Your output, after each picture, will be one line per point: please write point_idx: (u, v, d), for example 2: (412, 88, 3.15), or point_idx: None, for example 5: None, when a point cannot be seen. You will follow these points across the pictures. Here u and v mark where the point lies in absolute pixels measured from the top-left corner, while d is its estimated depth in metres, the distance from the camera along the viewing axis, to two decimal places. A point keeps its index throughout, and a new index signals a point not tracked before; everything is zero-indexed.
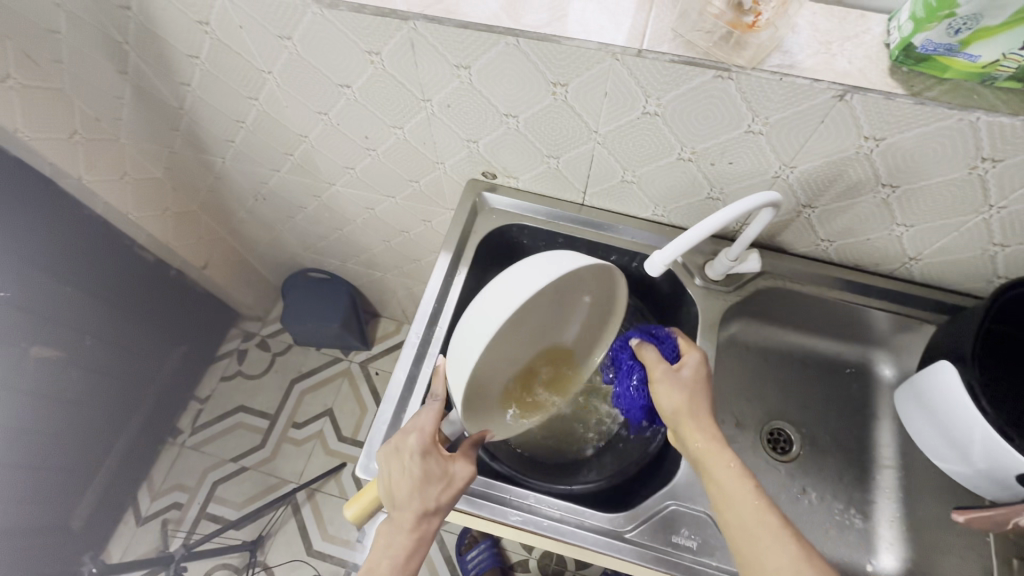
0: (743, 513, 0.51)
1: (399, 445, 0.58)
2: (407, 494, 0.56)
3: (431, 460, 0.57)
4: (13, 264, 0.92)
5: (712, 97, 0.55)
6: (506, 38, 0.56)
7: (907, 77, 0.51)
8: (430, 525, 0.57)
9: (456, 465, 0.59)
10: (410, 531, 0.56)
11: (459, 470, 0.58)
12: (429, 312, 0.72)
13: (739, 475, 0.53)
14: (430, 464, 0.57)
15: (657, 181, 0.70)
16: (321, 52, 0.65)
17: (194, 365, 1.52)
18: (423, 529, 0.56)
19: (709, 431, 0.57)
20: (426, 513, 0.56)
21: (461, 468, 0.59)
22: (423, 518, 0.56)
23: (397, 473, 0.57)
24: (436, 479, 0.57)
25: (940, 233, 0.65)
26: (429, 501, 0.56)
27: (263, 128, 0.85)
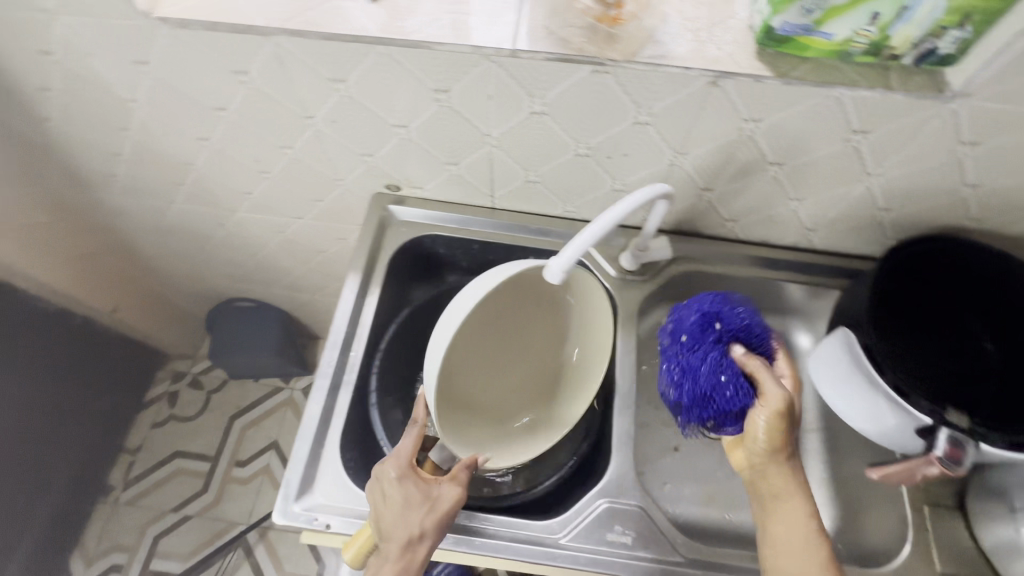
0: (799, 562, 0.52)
1: (379, 473, 0.56)
2: (390, 522, 0.53)
3: (408, 484, 0.55)
4: None
5: (593, 92, 0.55)
6: (375, 48, 0.53)
7: (773, 58, 0.52)
8: (416, 554, 0.53)
9: (439, 486, 0.56)
10: (393, 563, 0.52)
11: (444, 492, 0.55)
12: (341, 338, 0.69)
13: (803, 527, 0.53)
14: (407, 488, 0.55)
15: (560, 179, 0.69)
16: (186, 76, 0.60)
17: (119, 416, 1.41)
18: (408, 558, 0.52)
19: (785, 480, 0.55)
20: (411, 540, 0.52)
21: (444, 488, 0.56)
22: (409, 546, 0.52)
23: (378, 503, 0.55)
24: (417, 504, 0.54)
25: (832, 203, 0.67)
26: (413, 527, 0.53)
27: (145, 160, 0.78)
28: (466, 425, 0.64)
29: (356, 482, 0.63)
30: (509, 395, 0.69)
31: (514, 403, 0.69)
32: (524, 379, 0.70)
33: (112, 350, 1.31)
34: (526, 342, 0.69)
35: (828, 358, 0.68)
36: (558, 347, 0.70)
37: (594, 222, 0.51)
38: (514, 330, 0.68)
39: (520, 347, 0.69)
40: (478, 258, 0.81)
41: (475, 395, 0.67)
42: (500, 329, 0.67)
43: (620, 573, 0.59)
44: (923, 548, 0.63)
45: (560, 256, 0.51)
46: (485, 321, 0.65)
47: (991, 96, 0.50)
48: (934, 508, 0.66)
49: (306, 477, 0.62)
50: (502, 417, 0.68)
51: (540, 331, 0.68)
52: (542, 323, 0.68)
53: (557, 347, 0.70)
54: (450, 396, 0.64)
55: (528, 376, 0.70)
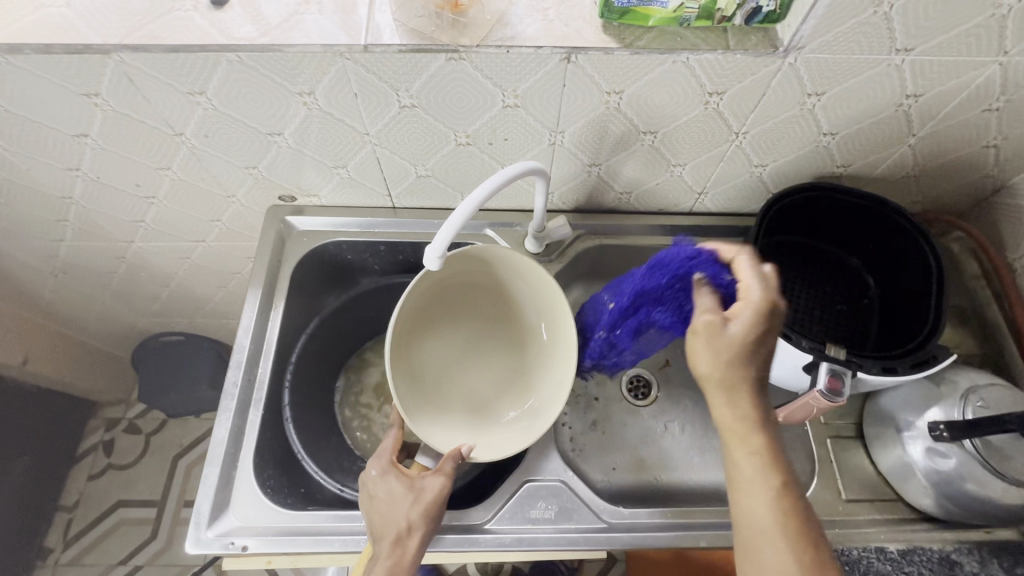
0: (753, 512, 0.47)
1: (363, 477, 0.59)
2: (380, 518, 0.56)
3: (392, 479, 0.58)
4: None
5: (456, 79, 0.55)
6: (224, 56, 0.52)
7: (618, 31, 0.53)
8: (407, 549, 0.55)
9: (423, 479, 0.58)
10: (384, 559, 0.54)
11: (427, 484, 0.58)
12: (245, 357, 0.67)
13: (761, 456, 0.48)
14: (391, 484, 0.58)
15: (451, 171, 0.70)
16: (34, 104, 0.57)
17: (50, 474, 1.33)
18: (399, 553, 0.54)
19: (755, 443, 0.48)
20: (400, 533, 0.55)
21: (428, 480, 0.58)
22: (399, 540, 0.55)
23: (368, 503, 0.58)
24: (402, 497, 0.57)
25: (711, 165, 0.70)
26: (400, 519, 0.56)
27: (17, 199, 0.74)
28: (448, 413, 0.67)
29: (275, 500, 0.62)
30: (501, 382, 0.71)
31: (502, 396, 0.70)
32: (512, 370, 0.72)
33: (31, 406, 1.23)
34: (503, 335, 0.72)
35: None
36: (532, 334, 0.71)
37: (461, 202, 0.51)
38: (490, 322, 0.72)
39: (500, 341, 0.72)
40: (388, 259, 0.81)
41: (449, 381, 0.70)
42: (475, 323, 0.72)
43: (545, 547, 0.60)
44: (829, 479, 0.67)
45: (434, 241, 0.51)
46: (458, 316, 0.71)
47: (819, 47, 0.53)
48: (836, 440, 0.70)
49: (219, 502, 0.60)
50: (491, 407, 0.69)
51: (511, 319, 0.72)
52: (509, 312, 0.71)
53: (525, 327, 0.71)
54: (428, 387, 0.68)
55: (515, 361, 0.72)
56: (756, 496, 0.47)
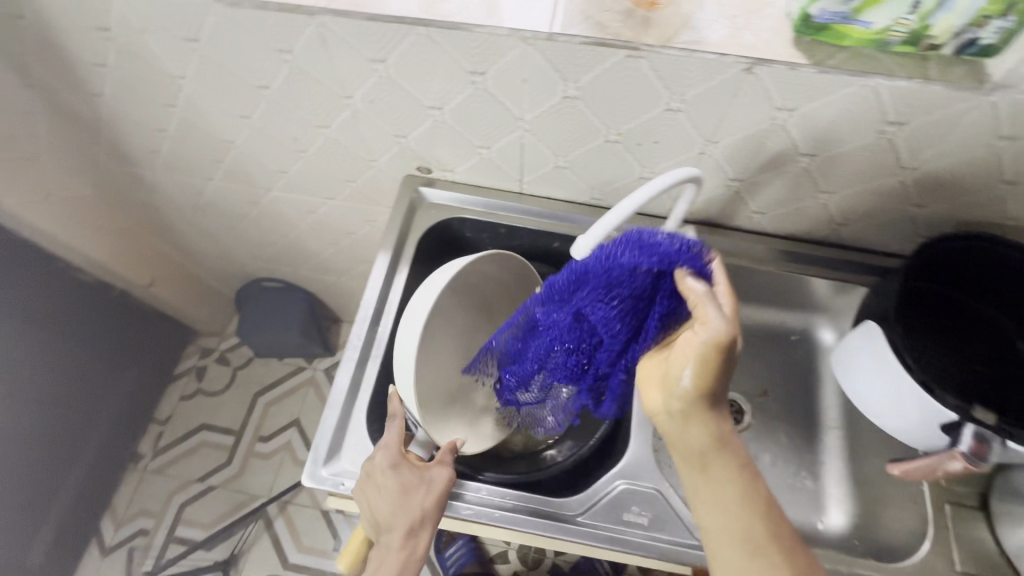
0: (752, 522, 0.47)
1: (370, 468, 0.60)
2: (394, 510, 0.58)
3: (403, 471, 0.60)
4: None
5: (628, 77, 0.56)
6: (416, 29, 0.55)
7: (809, 47, 0.52)
8: (420, 537, 0.59)
9: (430, 470, 0.61)
10: (399, 549, 0.58)
11: (435, 475, 0.60)
12: (370, 313, 0.71)
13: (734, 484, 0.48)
14: (402, 476, 0.60)
15: (589, 165, 0.70)
16: (232, 54, 0.63)
17: (150, 388, 1.47)
18: (413, 542, 0.59)
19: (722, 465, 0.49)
20: (414, 525, 0.58)
21: (436, 471, 0.61)
22: (412, 532, 0.58)
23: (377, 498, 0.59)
24: (414, 489, 0.59)
25: (862, 198, 0.67)
26: (414, 510, 0.58)
27: (186, 136, 0.81)
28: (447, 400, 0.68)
29: None
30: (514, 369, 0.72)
31: None
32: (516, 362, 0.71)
33: (146, 323, 1.36)
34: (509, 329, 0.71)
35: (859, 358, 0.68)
36: None
37: (620, 202, 0.52)
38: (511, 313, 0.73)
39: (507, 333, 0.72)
40: (504, 243, 0.83)
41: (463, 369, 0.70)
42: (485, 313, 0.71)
43: (635, 552, 0.60)
44: None
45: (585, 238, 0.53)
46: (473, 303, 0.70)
47: None
48: None
49: (334, 443, 0.64)
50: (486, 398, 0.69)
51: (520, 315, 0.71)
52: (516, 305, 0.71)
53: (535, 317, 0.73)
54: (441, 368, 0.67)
55: None
56: (735, 515, 0.47)
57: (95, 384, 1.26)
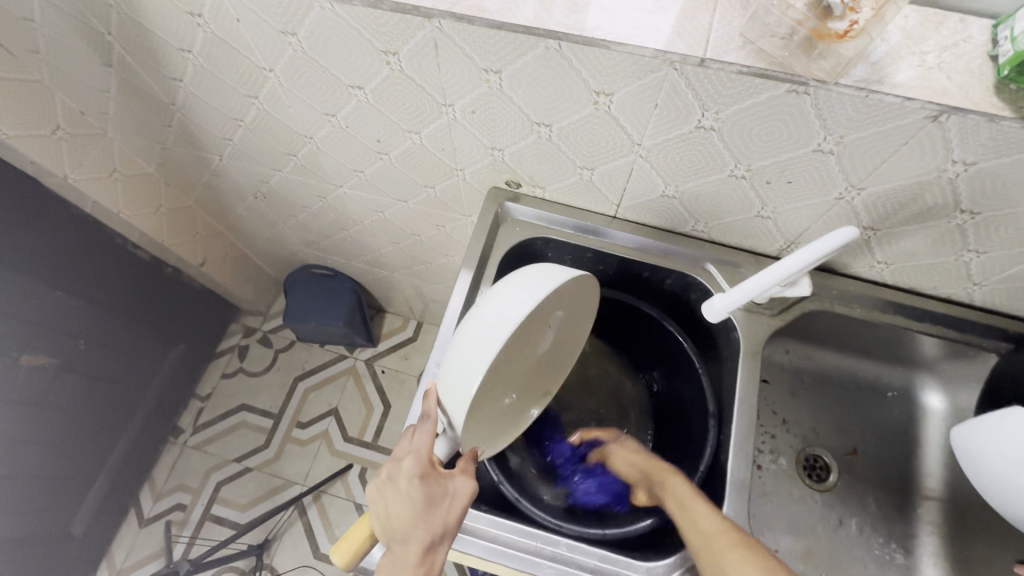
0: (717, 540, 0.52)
1: (394, 470, 0.54)
2: (411, 518, 0.52)
3: (430, 477, 0.54)
4: (10, 270, 0.87)
5: (782, 112, 0.48)
6: (546, 42, 0.48)
7: (1015, 96, 0.44)
8: (436, 556, 0.52)
9: (454, 480, 0.55)
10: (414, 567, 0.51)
11: (460, 486, 0.55)
12: (449, 338, 0.67)
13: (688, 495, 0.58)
14: (429, 483, 0.54)
15: (702, 197, 0.63)
16: (329, 51, 0.57)
17: (194, 364, 1.46)
18: (430, 560, 0.52)
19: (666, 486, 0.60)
20: (434, 540, 0.52)
21: (459, 482, 0.56)
22: (430, 548, 0.52)
23: (401, 501, 0.53)
24: (438, 499, 0.53)
25: (1017, 261, 0.59)
26: (437, 523, 0.53)
27: (262, 127, 0.77)
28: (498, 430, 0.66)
29: None
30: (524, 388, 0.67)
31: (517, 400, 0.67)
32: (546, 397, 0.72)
33: (196, 302, 1.35)
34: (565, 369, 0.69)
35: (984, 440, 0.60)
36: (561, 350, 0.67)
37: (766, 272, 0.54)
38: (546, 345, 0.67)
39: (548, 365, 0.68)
40: (588, 267, 0.77)
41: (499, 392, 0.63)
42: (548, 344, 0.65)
43: None
44: None
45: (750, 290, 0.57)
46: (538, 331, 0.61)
47: None
48: None
49: None
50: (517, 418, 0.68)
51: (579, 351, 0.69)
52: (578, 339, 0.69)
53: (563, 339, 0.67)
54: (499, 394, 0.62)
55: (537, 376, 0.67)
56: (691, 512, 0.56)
57: (143, 360, 1.26)
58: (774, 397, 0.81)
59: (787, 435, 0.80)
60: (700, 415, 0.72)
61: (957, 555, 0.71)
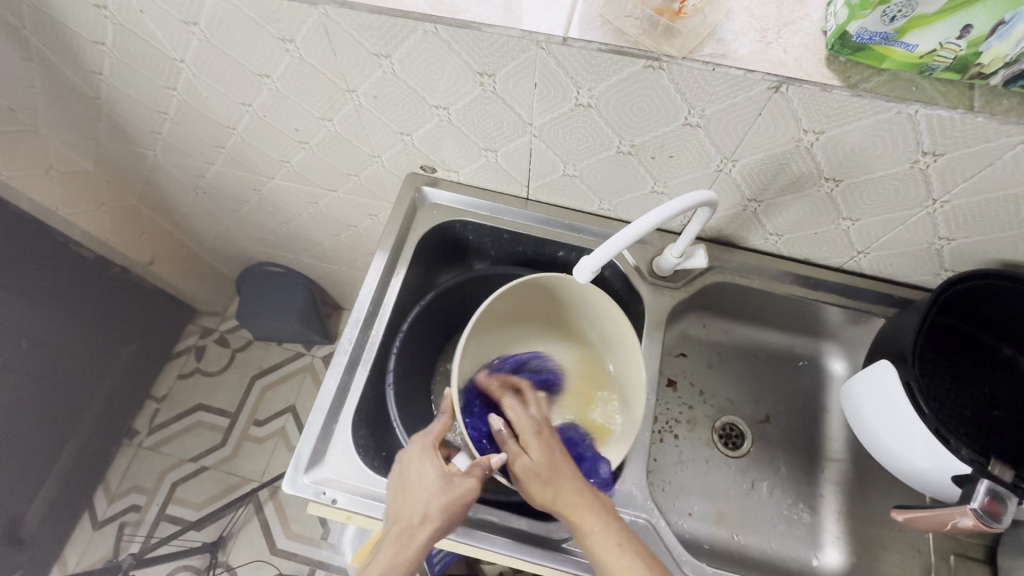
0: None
1: (404, 451, 0.59)
2: (405, 496, 0.55)
3: (426, 462, 0.57)
4: None
5: (645, 88, 0.52)
6: (423, 25, 0.52)
7: (844, 67, 0.48)
8: (413, 542, 0.53)
9: (454, 475, 0.56)
10: (389, 545, 0.53)
11: (456, 482, 0.56)
12: (364, 316, 0.69)
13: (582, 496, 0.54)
14: (424, 467, 0.57)
15: (600, 175, 0.67)
16: (232, 40, 0.60)
17: (148, 365, 1.46)
18: (403, 543, 0.53)
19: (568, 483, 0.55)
20: (409, 524, 0.54)
21: (458, 479, 0.56)
22: (406, 531, 0.53)
23: (401, 480, 0.57)
24: (429, 483, 0.55)
25: (886, 227, 0.63)
26: (418, 508, 0.54)
27: (187, 119, 0.79)
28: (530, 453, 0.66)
29: (365, 460, 0.64)
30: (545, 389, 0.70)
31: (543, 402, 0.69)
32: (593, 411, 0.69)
33: (147, 302, 1.35)
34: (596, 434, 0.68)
35: (875, 397, 0.61)
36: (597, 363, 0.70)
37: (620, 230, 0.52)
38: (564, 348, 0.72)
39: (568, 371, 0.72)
40: (507, 249, 0.80)
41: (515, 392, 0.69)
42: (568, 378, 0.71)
43: None
44: None
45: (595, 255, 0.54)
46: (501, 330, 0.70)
47: None
48: None
49: (317, 450, 0.63)
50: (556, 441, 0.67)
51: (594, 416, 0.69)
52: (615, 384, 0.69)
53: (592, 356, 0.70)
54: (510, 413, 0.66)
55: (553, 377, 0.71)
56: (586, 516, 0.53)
57: (93, 359, 1.26)
58: (692, 369, 0.85)
59: (704, 405, 0.83)
60: None
61: (858, 510, 0.75)
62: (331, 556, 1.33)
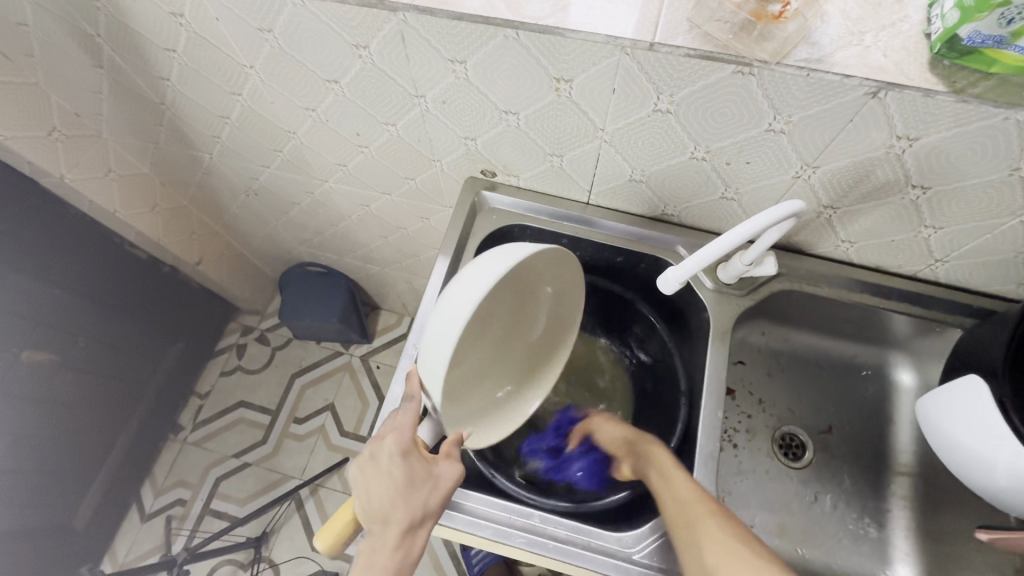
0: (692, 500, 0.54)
1: (377, 449, 0.55)
2: (393, 499, 0.52)
3: (412, 459, 0.54)
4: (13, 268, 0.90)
5: (731, 93, 0.51)
6: (504, 31, 0.51)
7: (948, 72, 0.46)
8: (416, 540, 0.52)
9: (438, 464, 0.55)
10: (393, 550, 0.51)
11: (444, 471, 0.55)
12: (427, 321, 0.69)
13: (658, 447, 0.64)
14: (411, 463, 0.54)
15: (668, 180, 0.65)
16: (305, 46, 0.60)
17: (193, 362, 1.49)
18: (408, 543, 0.51)
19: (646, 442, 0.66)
20: (413, 524, 0.52)
21: (445, 468, 0.55)
22: (409, 531, 0.52)
23: (386, 479, 0.53)
24: (420, 480, 0.53)
25: (972, 235, 0.60)
26: (418, 506, 0.52)
27: (249, 124, 0.80)
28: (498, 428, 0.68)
29: None
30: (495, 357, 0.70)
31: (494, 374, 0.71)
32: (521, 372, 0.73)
33: (194, 300, 1.38)
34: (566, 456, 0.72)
35: (963, 411, 0.59)
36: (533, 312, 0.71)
37: (716, 240, 0.53)
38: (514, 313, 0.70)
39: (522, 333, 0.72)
40: None
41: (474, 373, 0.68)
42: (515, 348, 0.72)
43: None
44: None
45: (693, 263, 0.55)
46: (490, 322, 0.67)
47: None
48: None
49: None
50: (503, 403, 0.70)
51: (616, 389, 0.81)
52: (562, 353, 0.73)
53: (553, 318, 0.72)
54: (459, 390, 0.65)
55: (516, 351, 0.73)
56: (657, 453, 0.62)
57: (143, 356, 1.29)
58: (750, 377, 0.83)
59: (763, 414, 0.82)
60: (672, 395, 0.74)
61: (928, 526, 0.73)
62: None
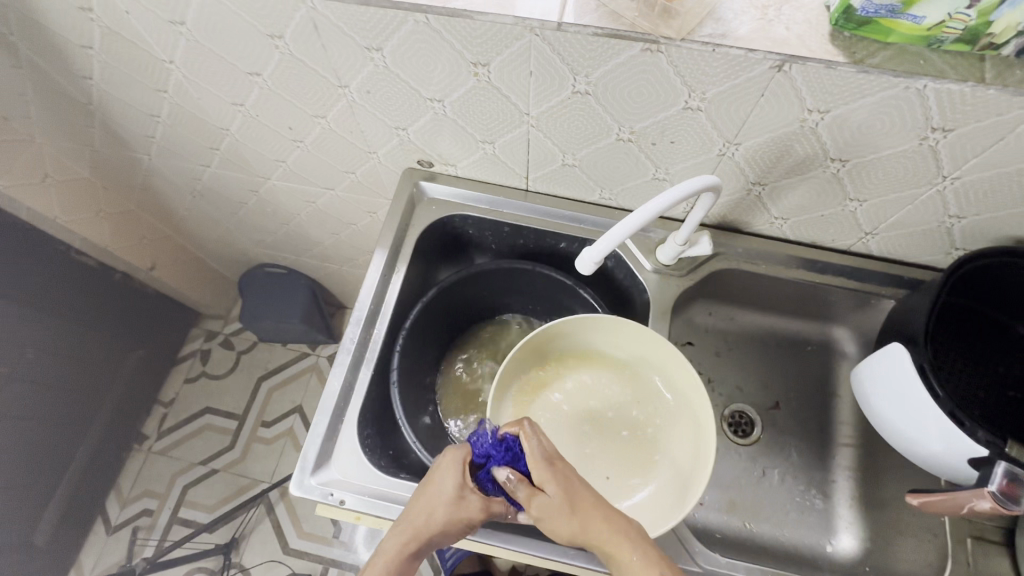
0: None
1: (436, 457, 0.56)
2: (422, 499, 0.52)
3: (451, 472, 0.53)
4: None
5: (644, 71, 0.50)
6: (414, 16, 0.50)
7: (848, 43, 0.47)
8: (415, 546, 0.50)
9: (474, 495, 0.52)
10: (394, 539, 0.50)
11: (472, 504, 0.51)
12: (365, 315, 0.69)
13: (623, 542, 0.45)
14: (446, 476, 0.53)
15: (599, 163, 0.65)
16: (221, 39, 0.59)
17: (154, 370, 1.46)
18: (408, 545, 0.49)
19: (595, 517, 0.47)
20: (418, 527, 0.50)
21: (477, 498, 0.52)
22: (412, 535, 0.50)
23: (424, 480, 0.54)
24: (444, 495, 0.51)
25: (895, 206, 0.61)
26: (428, 512, 0.51)
27: (181, 122, 0.78)
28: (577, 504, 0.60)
29: (372, 459, 0.64)
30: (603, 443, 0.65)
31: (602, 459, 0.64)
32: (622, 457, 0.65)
33: (151, 307, 1.35)
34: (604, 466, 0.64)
35: (887, 381, 0.60)
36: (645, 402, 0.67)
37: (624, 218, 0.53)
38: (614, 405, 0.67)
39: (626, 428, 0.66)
40: (507, 241, 0.79)
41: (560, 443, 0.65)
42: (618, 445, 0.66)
43: None
44: None
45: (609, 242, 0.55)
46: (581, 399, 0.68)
47: None
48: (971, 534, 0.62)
49: (323, 452, 0.63)
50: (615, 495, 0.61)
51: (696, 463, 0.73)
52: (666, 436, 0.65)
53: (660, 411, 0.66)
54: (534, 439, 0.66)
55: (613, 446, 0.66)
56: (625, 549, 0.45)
57: (99, 366, 1.26)
58: (699, 358, 0.83)
59: (712, 393, 0.82)
60: None
61: (871, 496, 0.74)
62: (343, 555, 1.33)
